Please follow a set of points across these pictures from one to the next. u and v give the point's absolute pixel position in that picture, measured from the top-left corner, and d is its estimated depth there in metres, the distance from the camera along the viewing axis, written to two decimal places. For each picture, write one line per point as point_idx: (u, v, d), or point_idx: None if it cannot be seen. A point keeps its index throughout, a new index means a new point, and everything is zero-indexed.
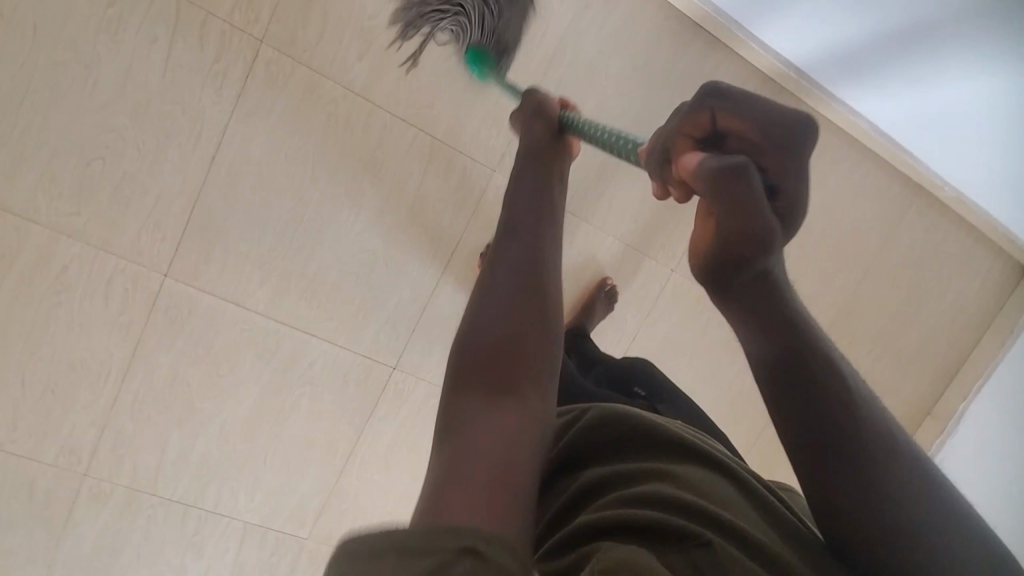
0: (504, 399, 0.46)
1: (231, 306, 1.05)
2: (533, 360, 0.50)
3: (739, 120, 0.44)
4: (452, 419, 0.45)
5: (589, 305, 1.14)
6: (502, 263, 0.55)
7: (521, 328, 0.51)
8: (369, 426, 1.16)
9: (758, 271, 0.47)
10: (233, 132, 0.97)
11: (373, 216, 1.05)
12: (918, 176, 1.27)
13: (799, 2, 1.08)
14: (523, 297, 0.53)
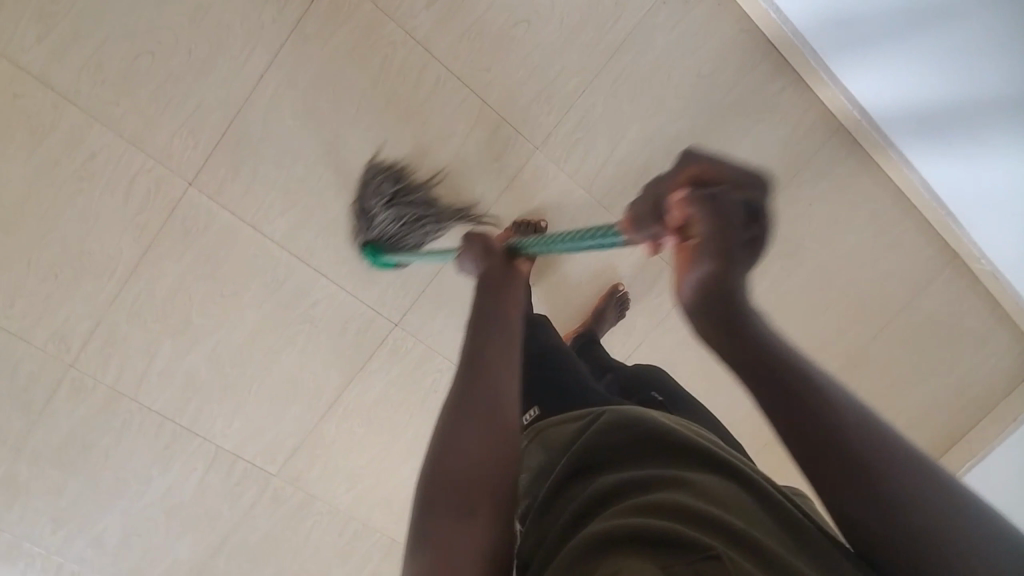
0: (465, 524, 0.44)
1: (248, 229, 1.03)
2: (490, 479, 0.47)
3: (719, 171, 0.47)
4: (425, 560, 0.42)
5: (600, 313, 1.12)
6: (467, 375, 0.53)
7: (485, 437, 0.48)
8: (358, 378, 1.15)
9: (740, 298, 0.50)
10: (286, 54, 0.96)
11: (408, 169, 1.04)
12: (955, 244, 1.24)
13: (882, 47, 1.03)
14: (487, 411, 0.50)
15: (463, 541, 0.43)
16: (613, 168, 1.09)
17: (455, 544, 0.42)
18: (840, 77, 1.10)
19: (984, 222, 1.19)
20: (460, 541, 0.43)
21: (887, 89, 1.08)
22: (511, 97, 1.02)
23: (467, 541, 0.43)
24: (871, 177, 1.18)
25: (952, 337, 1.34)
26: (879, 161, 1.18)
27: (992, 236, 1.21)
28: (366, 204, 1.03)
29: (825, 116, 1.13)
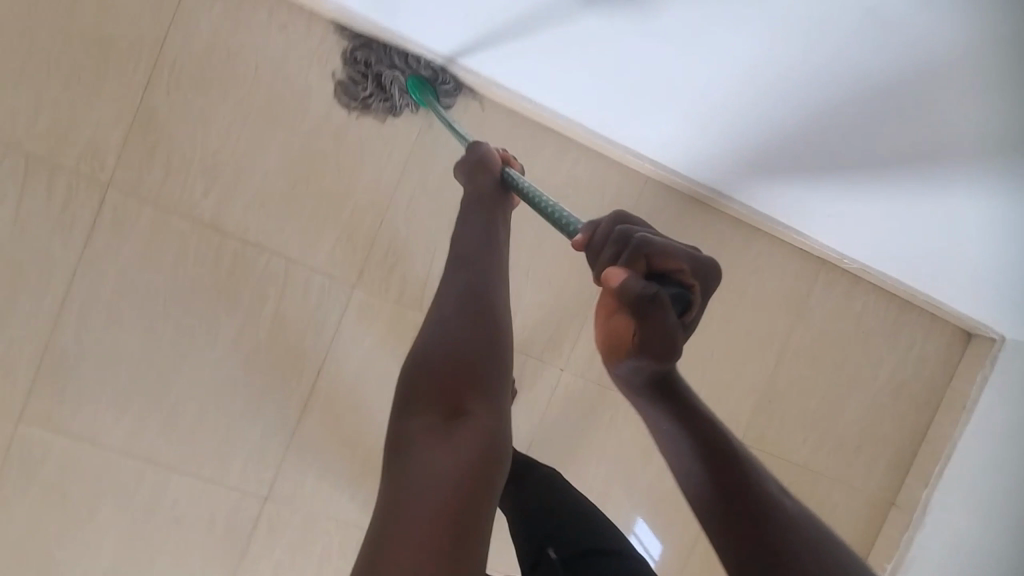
0: (455, 424, 0.51)
1: (87, 446, 1.01)
2: (483, 377, 0.54)
3: (671, 259, 0.54)
4: (409, 454, 0.50)
5: None
6: (446, 298, 0.58)
7: (466, 351, 0.54)
8: (243, 567, 1.07)
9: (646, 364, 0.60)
10: (84, 272, 0.98)
11: (231, 343, 1.03)
12: (815, 252, 1.21)
13: (657, 120, 0.98)
14: (473, 327, 0.56)
15: (445, 436, 0.50)
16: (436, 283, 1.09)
17: (438, 440, 0.50)
18: (631, 145, 1.08)
19: (839, 236, 1.12)
20: (451, 432, 0.50)
21: (706, 150, 1.01)
22: (312, 248, 1.04)
23: (457, 430, 0.50)
24: (703, 214, 1.17)
25: (860, 342, 1.26)
26: (703, 198, 1.15)
27: (849, 245, 1.14)
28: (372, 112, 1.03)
29: (633, 175, 1.13)
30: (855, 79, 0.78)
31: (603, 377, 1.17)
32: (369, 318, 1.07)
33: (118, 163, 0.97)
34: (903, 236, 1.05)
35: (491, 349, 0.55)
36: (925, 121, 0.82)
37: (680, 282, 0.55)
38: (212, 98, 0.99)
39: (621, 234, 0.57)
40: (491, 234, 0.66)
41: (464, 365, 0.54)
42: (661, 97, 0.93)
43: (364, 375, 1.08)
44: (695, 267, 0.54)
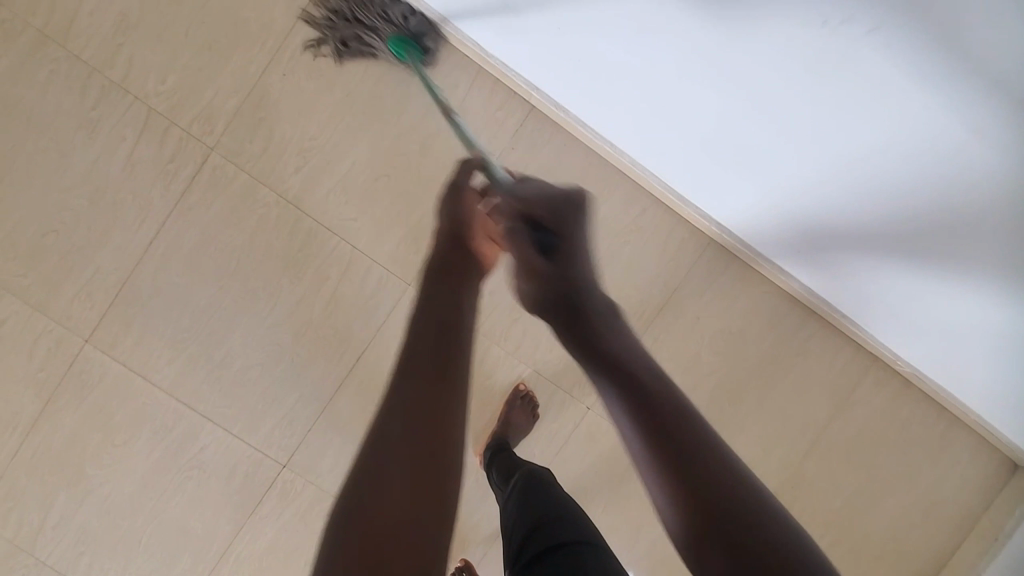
0: None
1: (138, 379, 1.09)
2: (425, 505, 0.44)
3: (543, 198, 0.66)
4: None
5: (509, 416, 1.10)
6: (393, 408, 0.48)
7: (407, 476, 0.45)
8: (250, 523, 1.12)
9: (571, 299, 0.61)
10: (173, 221, 1.07)
11: (286, 313, 1.10)
12: (866, 345, 1.18)
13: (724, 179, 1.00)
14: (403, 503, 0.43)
15: None
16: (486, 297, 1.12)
17: None
18: (696, 202, 1.09)
19: (880, 325, 1.11)
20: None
21: (757, 218, 1.05)
22: (378, 241, 1.10)
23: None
24: (760, 287, 1.16)
25: (897, 447, 1.22)
26: (756, 268, 1.15)
27: (891, 338, 1.13)
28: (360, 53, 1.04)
29: (697, 234, 1.14)
30: (897, 176, 0.82)
31: None
32: None
33: (225, 129, 1.06)
34: (944, 331, 1.03)
35: (437, 462, 0.46)
36: (957, 225, 0.83)
37: (549, 227, 0.65)
38: (321, 88, 1.06)
39: (511, 196, 0.68)
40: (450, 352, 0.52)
41: (399, 499, 0.44)
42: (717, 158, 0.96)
43: None
44: (555, 207, 0.66)
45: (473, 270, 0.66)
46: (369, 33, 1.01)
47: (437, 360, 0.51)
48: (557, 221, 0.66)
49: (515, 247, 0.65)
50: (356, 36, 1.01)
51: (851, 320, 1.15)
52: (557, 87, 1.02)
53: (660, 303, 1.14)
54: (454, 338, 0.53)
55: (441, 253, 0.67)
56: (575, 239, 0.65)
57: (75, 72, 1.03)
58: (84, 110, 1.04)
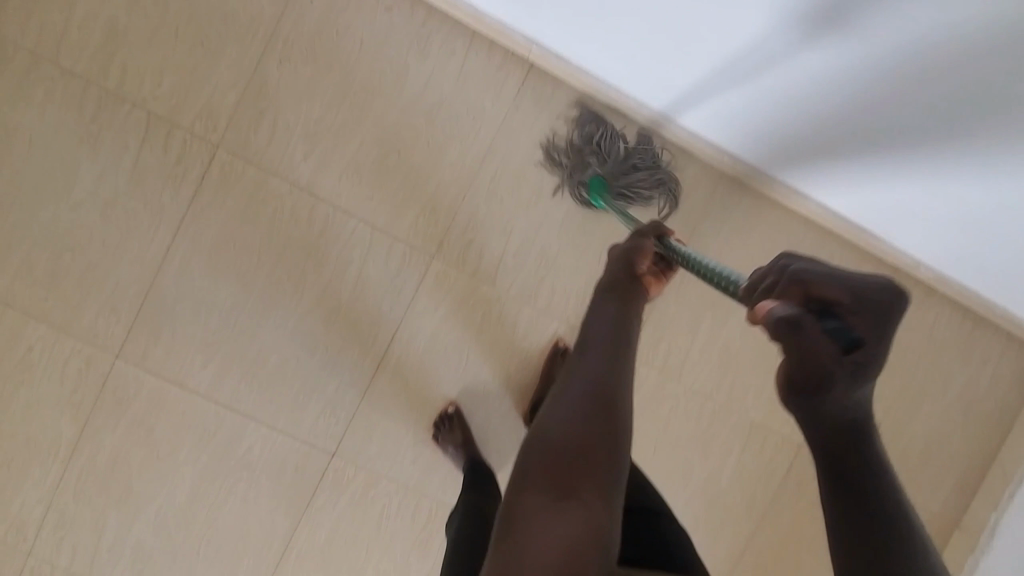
0: (564, 505, 0.49)
1: (175, 387, 1.08)
2: (597, 451, 0.52)
3: (836, 291, 0.47)
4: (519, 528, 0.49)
5: (550, 374, 1.11)
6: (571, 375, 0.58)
7: (583, 422, 0.53)
8: (306, 516, 1.12)
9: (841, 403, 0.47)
10: (188, 224, 1.06)
11: (315, 302, 1.09)
12: (887, 258, 1.19)
13: (731, 105, 1.00)
14: (571, 460, 0.51)
15: (553, 519, 0.48)
16: (511, 261, 1.13)
17: (547, 523, 0.48)
18: (699, 131, 1.10)
19: (904, 232, 1.13)
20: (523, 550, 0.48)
21: (763, 147, 1.07)
22: (397, 218, 1.10)
23: (527, 546, 0.48)
24: (777, 214, 1.16)
25: (930, 354, 1.24)
26: (770, 195, 1.15)
27: (913, 242, 1.14)
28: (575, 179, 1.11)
29: (708, 168, 1.15)
30: (911, 73, 0.83)
31: (665, 369, 1.18)
32: (444, 290, 1.12)
33: (229, 124, 1.05)
34: (957, 221, 1.05)
35: (609, 419, 0.54)
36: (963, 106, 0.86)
37: (846, 320, 0.46)
38: (319, 72, 1.06)
39: (790, 275, 0.50)
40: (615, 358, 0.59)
41: (573, 441, 0.52)
42: (715, 95, 1.00)
43: (435, 345, 1.12)
44: (864, 303, 0.46)
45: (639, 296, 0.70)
46: (584, 168, 1.10)
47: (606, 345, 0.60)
48: (856, 316, 0.46)
49: (787, 344, 0.47)
50: (574, 169, 1.10)
51: (871, 233, 1.16)
52: (554, 34, 1.03)
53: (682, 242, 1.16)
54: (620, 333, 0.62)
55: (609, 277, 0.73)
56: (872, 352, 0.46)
57: (68, 87, 1.02)
58: (84, 124, 1.03)
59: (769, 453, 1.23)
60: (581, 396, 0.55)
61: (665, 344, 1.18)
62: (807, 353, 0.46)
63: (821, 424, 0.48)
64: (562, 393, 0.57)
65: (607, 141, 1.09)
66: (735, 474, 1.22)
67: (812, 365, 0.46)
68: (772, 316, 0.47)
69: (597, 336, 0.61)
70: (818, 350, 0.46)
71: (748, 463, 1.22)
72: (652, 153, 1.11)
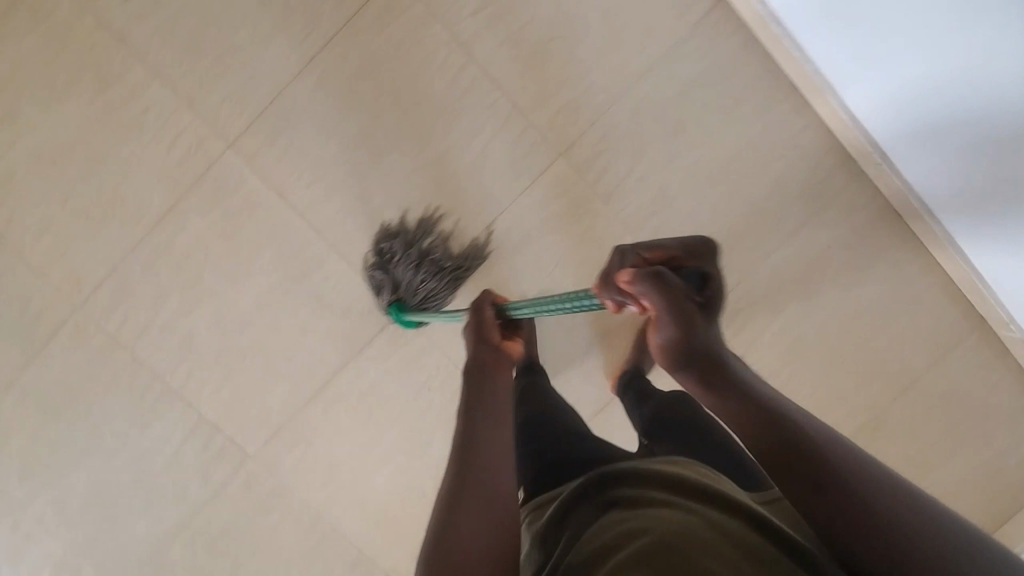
0: None
1: (272, 195, 1.07)
2: (492, 532, 0.55)
3: (664, 247, 0.63)
4: None
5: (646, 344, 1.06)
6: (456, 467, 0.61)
7: (475, 511, 0.56)
8: (354, 362, 1.13)
9: (703, 342, 0.61)
10: (339, 39, 1.04)
11: (433, 158, 1.08)
12: (979, 308, 1.19)
13: (903, 89, 0.99)
14: (470, 554, 0.53)
15: None
16: (630, 186, 1.12)
17: None
18: (861, 117, 1.08)
19: None
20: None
21: (925, 159, 1.06)
22: (538, 104, 1.08)
23: None
24: (895, 228, 1.17)
25: (981, 414, 1.25)
26: (897, 204, 1.15)
27: None
28: (384, 290, 1.08)
29: (846, 160, 1.14)
30: None
31: (735, 340, 1.19)
32: (558, 191, 1.11)
33: None
34: None
35: (496, 494, 0.58)
36: None
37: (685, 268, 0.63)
38: None
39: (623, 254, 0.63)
40: (492, 454, 0.62)
41: (471, 524, 0.55)
42: (916, 75, 0.96)
43: (530, 241, 1.11)
44: (689, 250, 0.64)
45: (503, 360, 0.79)
46: (398, 271, 1.07)
47: (481, 425, 0.66)
48: (686, 263, 0.63)
49: (656, 291, 0.59)
50: (387, 278, 1.08)
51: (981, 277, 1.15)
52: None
53: (796, 224, 1.15)
54: (491, 413, 0.68)
55: (474, 354, 0.79)
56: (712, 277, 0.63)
57: None
58: None
59: None
60: (470, 507, 0.56)
61: (743, 316, 1.18)
62: (673, 299, 0.59)
63: (688, 358, 0.61)
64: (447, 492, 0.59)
65: (404, 242, 1.07)
66: None
67: (681, 310, 0.60)
68: (640, 273, 0.60)
69: (473, 441, 0.64)
70: (678, 289, 0.60)
71: None
72: (442, 237, 1.08)
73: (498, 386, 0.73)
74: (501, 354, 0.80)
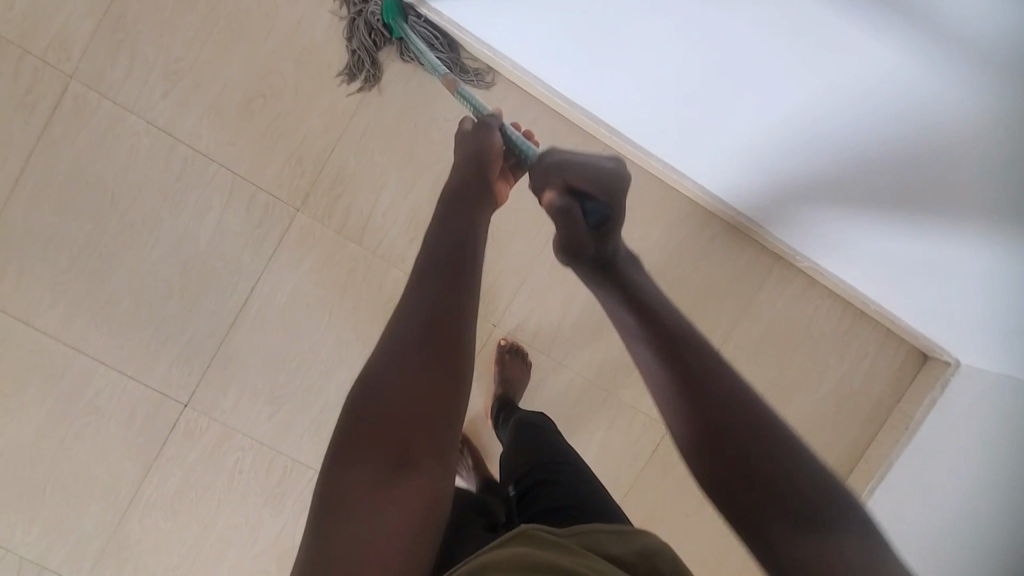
0: (396, 477, 0.50)
1: (21, 325, 1.05)
2: (435, 403, 0.53)
3: (582, 175, 0.68)
4: (341, 503, 0.50)
5: (508, 373, 1.13)
6: (409, 317, 0.57)
7: (416, 375, 0.54)
8: (157, 465, 1.11)
9: (606, 257, 0.69)
10: (39, 155, 1.01)
11: (171, 246, 1.06)
12: (763, 242, 1.22)
13: (607, 76, 1.00)
14: (406, 411, 0.52)
15: (384, 485, 0.50)
16: (381, 221, 1.11)
17: (378, 491, 0.50)
18: (580, 100, 1.10)
19: (803, 238, 1.15)
20: (347, 524, 0.49)
21: (653, 131, 1.08)
22: (260, 166, 1.06)
23: (350, 520, 0.49)
24: (655, 187, 1.19)
25: (805, 346, 1.26)
26: (648, 168, 1.17)
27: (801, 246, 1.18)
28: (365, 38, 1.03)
29: (588, 139, 1.16)
30: (860, 134, 0.83)
31: (535, 341, 1.18)
32: (309, 243, 1.09)
33: (84, 54, 1.00)
34: (859, 247, 1.07)
35: (453, 366, 0.55)
36: (902, 174, 0.85)
37: (599, 201, 0.69)
38: (182, 4, 1.01)
39: (545, 164, 0.71)
40: (457, 307, 0.58)
41: (415, 388, 0.53)
42: (761, 88, 0.86)
43: (295, 300, 1.10)
44: (603, 184, 0.68)
45: (488, 202, 0.70)
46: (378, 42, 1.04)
47: (449, 273, 0.60)
48: (601, 197, 0.69)
49: (558, 221, 0.69)
50: (374, 41, 1.04)
51: (744, 218, 1.19)
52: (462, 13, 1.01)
53: None
54: (460, 267, 0.60)
55: (459, 184, 0.71)
56: (608, 207, 0.69)
57: None
58: None
59: (637, 434, 1.23)
60: (410, 356, 0.54)
61: (537, 315, 1.18)
62: (572, 227, 0.68)
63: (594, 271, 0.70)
64: (390, 340, 0.56)
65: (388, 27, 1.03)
66: (598, 454, 1.22)
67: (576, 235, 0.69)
68: (553, 203, 0.69)
69: (436, 286, 0.59)
70: (576, 223, 0.68)
71: (616, 443, 1.22)
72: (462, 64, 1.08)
73: (478, 236, 0.65)
74: (488, 195, 0.71)
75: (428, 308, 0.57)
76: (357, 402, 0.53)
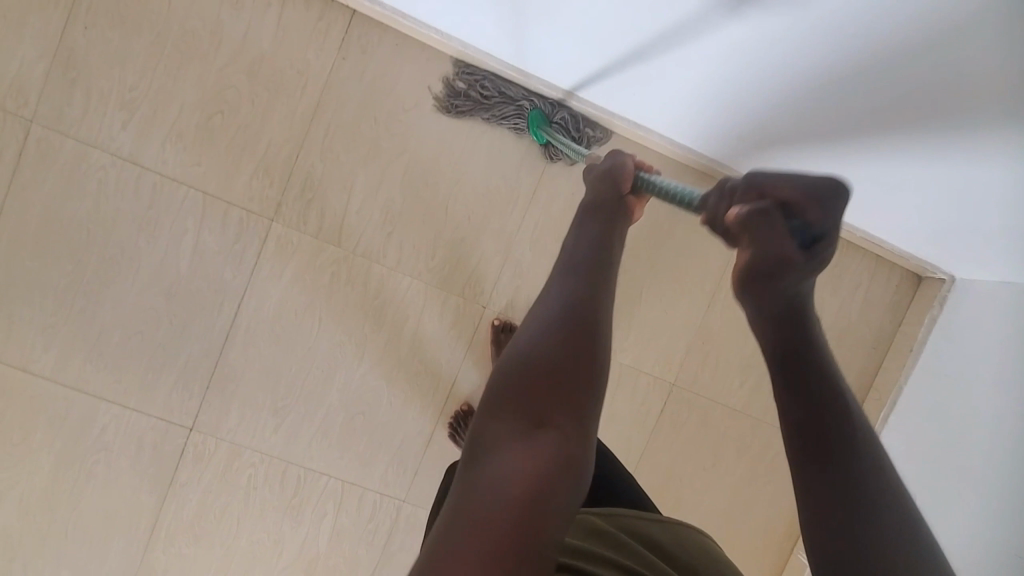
0: (538, 434, 0.49)
1: (19, 372, 1.06)
2: (576, 376, 0.51)
3: (782, 183, 0.47)
4: (485, 460, 0.48)
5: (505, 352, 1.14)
6: (546, 299, 0.56)
7: (560, 346, 0.52)
8: (172, 492, 1.12)
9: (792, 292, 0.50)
10: (11, 202, 1.03)
11: (154, 273, 1.07)
12: None
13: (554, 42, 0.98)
14: (549, 378, 0.51)
15: (524, 443, 0.48)
16: (356, 219, 1.11)
17: (520, 447, 0.48)
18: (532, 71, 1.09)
19: None
20: (484, 475, 0.47)
21: (610, 91, 1.06)
22: (229, 183, 1.07)
23: (492, 473, 0.47)
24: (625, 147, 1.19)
25: None
26: (612, 129, 1.17)
27: None
28: (507, 113, 1.12)
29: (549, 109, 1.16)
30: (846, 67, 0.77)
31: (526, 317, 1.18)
32: (289, 252, 1.10)
33: (41, 97, 1.01)
34: (893, 187, 1.00)
35: (591, 342, 0.52)
36: (905, 104, 0.79)
37: (806, 218, 0.46)
38: (128, 34, 1.02)
39: (731, 190, 0.52)
40: (598, 291, 0.56)
41: (558, 359, 0.51)
42: (735, 28, 0.79)
43: (283, 309, 1.11)
44: (815, 197, 0.45)
45: (622, 210, 0.68)
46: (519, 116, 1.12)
47: (586, 259, 0.60)
48: (814, 212, 0.46)
49: (748, 240, 0.48)
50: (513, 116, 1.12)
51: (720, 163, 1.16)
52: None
53: (531, 190, 1.16)
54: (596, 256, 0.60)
55: (595, 194, 0.69)
56: (823, 225, 0.46)
57: None
58: None
59: (642, 394, 1.23)
60: (552, 332, 0.53)
61: (525, 290, 1.18)
62: (767, 247, 0.47)
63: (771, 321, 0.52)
64: (533, 318, 0.55)
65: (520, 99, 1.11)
66: (606, 419, 1.22)
67: (768, 259, 0.48)
68: (740, 216, 0.48)
69: (579, 269, 0.58)
70: (775, 242, 0.47)
71: (622, 406, 1.22)
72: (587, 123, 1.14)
73: (613, 236, 0.64)
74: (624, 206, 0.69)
75: (568, 287, 0.56)
76: (502, 373, 0.52)
